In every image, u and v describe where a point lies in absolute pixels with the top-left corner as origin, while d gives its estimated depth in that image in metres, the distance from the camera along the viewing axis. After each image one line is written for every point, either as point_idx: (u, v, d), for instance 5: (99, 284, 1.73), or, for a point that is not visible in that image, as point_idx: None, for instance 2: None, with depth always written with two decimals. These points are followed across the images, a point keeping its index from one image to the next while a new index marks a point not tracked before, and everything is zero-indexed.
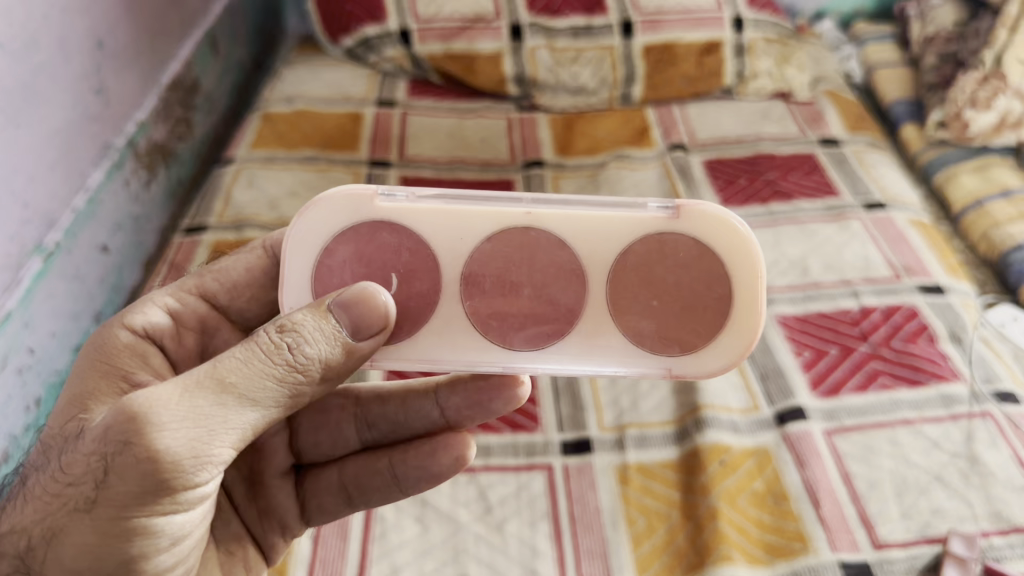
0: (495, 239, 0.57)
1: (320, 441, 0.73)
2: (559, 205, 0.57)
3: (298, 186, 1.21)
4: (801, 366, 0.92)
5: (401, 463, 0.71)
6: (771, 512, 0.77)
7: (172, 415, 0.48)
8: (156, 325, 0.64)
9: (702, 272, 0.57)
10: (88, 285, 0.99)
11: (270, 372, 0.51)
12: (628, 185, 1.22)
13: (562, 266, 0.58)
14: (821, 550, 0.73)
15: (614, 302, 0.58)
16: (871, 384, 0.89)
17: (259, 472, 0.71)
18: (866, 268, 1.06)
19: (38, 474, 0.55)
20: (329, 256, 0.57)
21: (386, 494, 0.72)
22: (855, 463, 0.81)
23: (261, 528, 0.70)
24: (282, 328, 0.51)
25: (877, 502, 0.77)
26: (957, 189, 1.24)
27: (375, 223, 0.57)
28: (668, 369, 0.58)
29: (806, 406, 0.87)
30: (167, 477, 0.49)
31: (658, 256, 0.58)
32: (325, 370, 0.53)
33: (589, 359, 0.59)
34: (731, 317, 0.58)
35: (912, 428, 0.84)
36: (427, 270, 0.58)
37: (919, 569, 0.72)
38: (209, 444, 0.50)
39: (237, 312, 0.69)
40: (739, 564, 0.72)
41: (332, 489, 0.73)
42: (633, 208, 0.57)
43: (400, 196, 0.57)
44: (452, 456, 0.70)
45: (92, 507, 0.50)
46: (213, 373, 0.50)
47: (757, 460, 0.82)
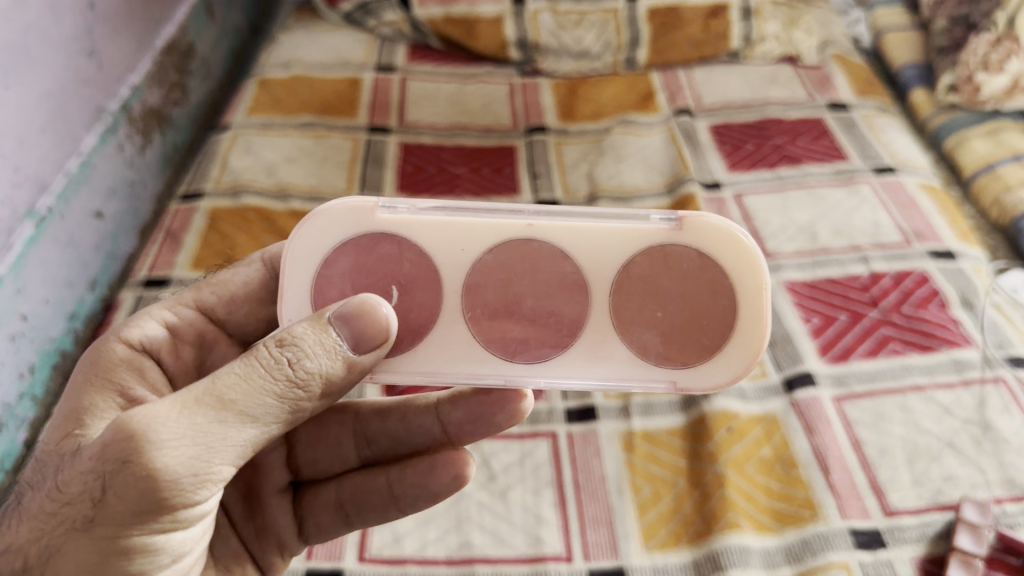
0: (498, 251, 0.55)
1: (318, 458, 0.68)
2: (561, 217, 0.54)
3: (296, 152, 1.18)
4: (810, 332, 0.90)
5: (399, 483, 0.66)
6: (780, 479, 0.76)
7: (172, 432, 0.47)
8: (155, 341, 0.62)
9: (707, 283, 0.55)
10: (83, 251, 0.97)
11: (270, 389, 0.49)
12: (633, 151, 1.20)
13: (565, 277, 0.55)
14: (831, 517, 0.72)
15: (619, 315, 0.55)
16: (881, 350, 0.87)
17: (256, 488, 0.66)
18: (876, 233, 1.04)
19: (35, 490, 0.53)
20: (329, 267, 0.55)
21: (383, 513, 0.67)
22: (866, 429, 0.79)
23: (260, 548, 0.66)
24: (282, 342, 0.49)
25: (888, 469, 0.76)
26: (968, 154, 1.21)
27: (375, 234, 0.55)
28: (673, 383, 0.55)
29: (815, 372, 0.85)
30: (165, 495, 0.47)
31: (661, 268, 0.55)
32: (326, 385, 0.51)
33: (594, 370, 0.55)
34: (736, 328, 0.55)
35: (924, 394, 0.82)
36: (429, 282, 0.55)
37: (930, 536, 0.71)
38: (208, 461, 0.48)
39: (236, 325, 0.67)
40: (747, 532, 0.71)
41: (331, 506, 0.68)
42: (636, 220, 0.55)
43: (400, 209, 0.55)
44: (452, 474, 0.64)
45: (89, 525, 0.48)
46: (212, 390, 0.48)
47: (765, 427, 0.80)
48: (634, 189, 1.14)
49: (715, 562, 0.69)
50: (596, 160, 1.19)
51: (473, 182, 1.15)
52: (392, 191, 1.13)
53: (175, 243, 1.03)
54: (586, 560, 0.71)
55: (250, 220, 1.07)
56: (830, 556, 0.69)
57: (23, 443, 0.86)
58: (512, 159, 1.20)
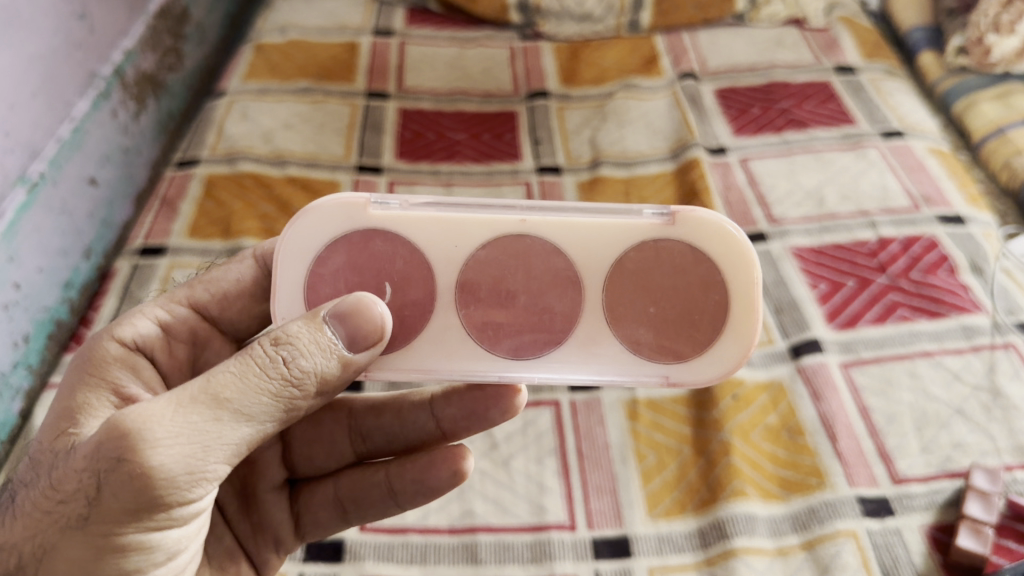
0: (491, 246, 0.53)
1: (314, 455, 0.66)
2: (554, 212, 0.53)
3: (292, 118, 1.16)
4: (817, 298, 0.88)
5: (398, 477, 0.64)
6: (785, 446, 0.75)
7: (167, 431, 0.45)
8: (147, 338, 0.61)
9: (700, 277, 0.53)
10: (77, 219, 0.95)
11: (265, 387, 0.47)
12: (637, 116, 1.17)
13: (558, 273, 0.53)
14: (838, 485, 0.71)
15: (611, 309, 0.54)
16: (889, 316, 0.86)
17: (252, 485, 0.65)
18: (884, 198, 1.02)
19: (27, 487, 0.51)
20: (321, 265, 0.53)
21: (381, 509, 0.65)
22: (873, 396, 0.78)
23: (255, 544, 0.64)
24: (277, 341, 0.48)
25: (896, 436, 0.75)
26: (977, 117, 1.18)
27: (368, 231, 0.53)
28: (664, 378, 0.54)
29: (822, 339, 0.83)
30: (161, 493, 0.46)
31: (654, 262, 0.53)
32: (322, 385, 0.50)
33: (587, 366, 0.54)
34: (728, 323, 0.53)
35: (932, 360, 0.81)
36: (422, 279, 0.53)
37: (939, 503, 0.70)
38: (203, 460, 0.47)
39: (229, 323, 0.65)
40: (753, 499, 0.70)
41: (328, 502, 0.66)
42: (629, 214, 0.53)
43: (393, 205, 0.53)
44: (451, 469, 0.62)
45: (84, 523, 0.47)
46: (207, 388, 0.47)
47: (771, 394, 0.79)
48: (638, 155, 1.11)
49: (721, 530, 0.68)
50: (599, 126, 1.17)
51: (474, 149, 1.13)
52: (391, 158, 1.11)
53: (171, 211, 1.01)
54: (590, 529, 0.70)
55: (246, 187, 1.05)
56: (837, 524, 0.68)
57: (18, 415, 0.83)
58: (513, 125, 1.18)
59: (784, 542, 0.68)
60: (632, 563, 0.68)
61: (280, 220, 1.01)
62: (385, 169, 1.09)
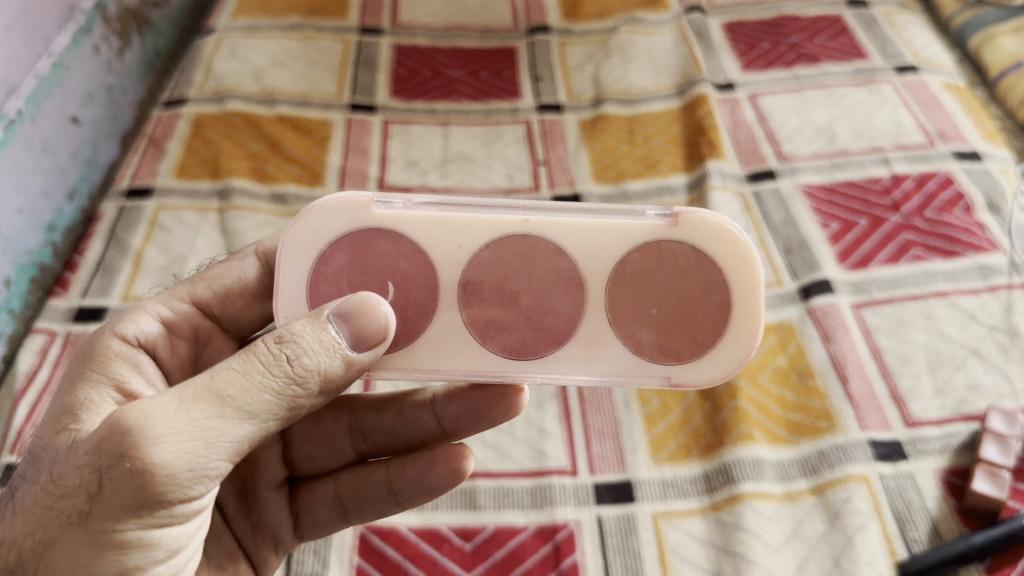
0: (495, 246, 0.49)
1: (316, 454, 0.62)
2: (558, 213, 0.49)
3: (283, 55, 1.11)
4: (828, 237, 0.85)
5: (399, 476, 0.59)
6: (795, 389, 0.72)
7: (169, 427, 0.42)
8: (151, 336, 0.57)
9: (702, 280, 0.49)
10: (59, 159, 0.90)
11: (268, 385, 0.44)
12: (641, 51, 1.13)
13: (562, 275, 0.49)
14: (849, 428, 0.68)
15: (615, 311, 0.49)
16: (903, 256, 0.82)
17: (251, 483, 0.60)
18: (897, 134, 0.98)
19: (25, 482, 0.48)
20: (324, 265, 0.49)
21: (382, 508, 0.61)
22: (886, 337, 0.75)
23: (255, 544, 0.60)
24: (280, 339, 0.45)
25: (909, 378, 0.72)
26: (995, 52, 1.13)
27: (371, 230, 0.49)
28: (667, 378, 0.50)
29: (833, 279, 0.81)
30: (163, 489, 0.43)
31: (657, 263, 0.49)
32: (328, 385, 0.46)
33: (594, 366, 0.50)
34: (730, 324, 0.50)
35: (947, 300, 0.78)
36: (426, 280, 0.49)
37: (954, 447, 0.68)
38: (206, 458, 0.44)
39: (230, 321, 0.62)
40: (760, 444, 0.68)
41: (328, 502, 0.62)
42: (630, 215, 0.49)
43: (396, 204, 0.49)
44: (451, 468, 0.58)
45: (84, 519, 0.44)
46: (210, 385, 0.44)
47: (780, 336, 0.76)
48: (643, 91, 1.07)
49: (726, 475, 0.66)
50: (602, 62, 1.12)
51: (471, 86, 1.08)
52: (385, 96, 1.07)
53: (158, 151, 0.98)
54: (592, 475, 0.68)
55: (236, 126, 1.01)
56: (848, 469, 0.66)
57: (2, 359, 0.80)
58: (513, 62, 1.13)
59: (793, 487, 0.66)
60: (635, 508, 0.66)
61: (269, 159, 0.97)
62: (378, 107, 1.05)
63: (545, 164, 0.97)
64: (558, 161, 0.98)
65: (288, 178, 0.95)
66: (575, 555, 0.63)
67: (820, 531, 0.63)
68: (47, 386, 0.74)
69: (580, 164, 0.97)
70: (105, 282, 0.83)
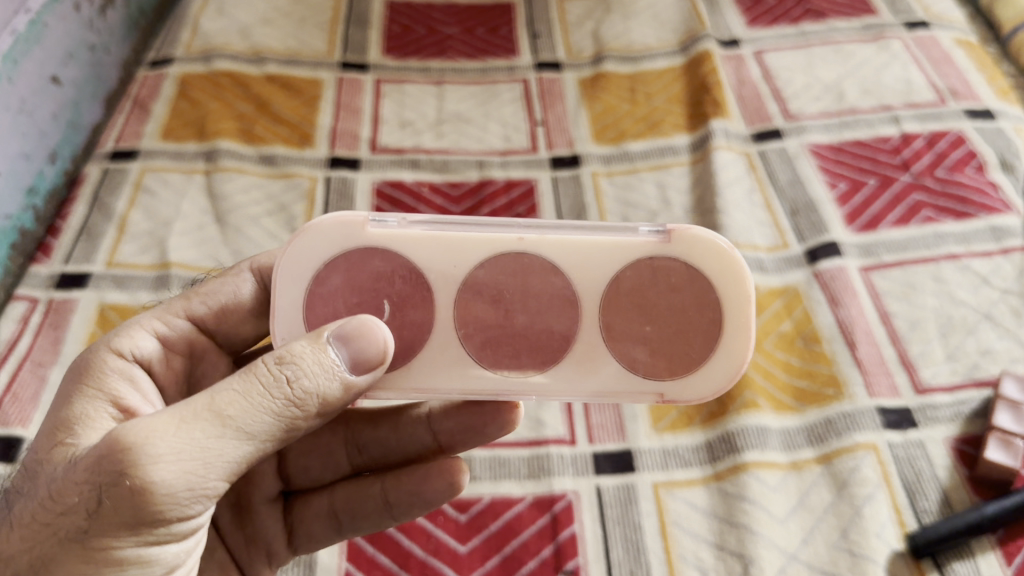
0: (490, 266, 0.45)
1: (311, 466, 0.60)
2: (553, 229, 0.45)
3: (271, 13, 1.07)
4: (836, 198, 0.82)
5: (394, 489, 0.57)
6: (801, 355, 0.70)
7: (168, 447, 0.40)
8: (148, 353, 0.54)
9: (694, 296, 0.46)
10: (39, 120, 0.85)
11: (267, 407, 0.42)
12: (643, 6, 1.08)
13: (557, 293, 0.46)
14: (857, 396, 0.66)
15: (609, 327, 0.46)
16: (913, 218, 0.80)
17: (245, 496, 0.58)
18: (908, 91, 0.94)
19: (19, 499, 0.44)
20: (318, 286, 0.46)
21: (377, 521, 0.58)
22: (895, 301, 0.73)
23: (248, 557, 0.57)
24: (281, 359, 0.42)
25: (919, 343, 0.70)
26: (1009, 6, 1.09)
27: (367, 249, 0.45)
28: (660, 395, 0.47)
29: (841, 241, 0.78)
30: (163, 507, 0.40)
31: (650, 280, 0.46)
32: (327, 408, 0.44)
33: (595, 384, 0.46)
34: (720, 340, 0.46)
35: (959, 263, 0.75)
36: (420, 300, 0.46)
37: (966, 415, 0.65)
38: (205, 478, 0.41)
39: (226, 336, 0.59)
40: (765, 412, 0.66)
41: (323, 515, 0.59)
42: (624, 232, 0.45)
43: (391, 222, 0.45)
44: (447, 481, 0.55)
45: (81, 538, 0.40)
46: (210, 404, 0.41)
47: (786, 301, 0.74)
48: (645, 48, 1.03)
49: (729, 444, 0.64)
50: (603, 18, 1.08)
51: (466, 43, 1.04)
52: (377, 54, 1.03)
53: (143, 112, 0.94)
54: (591, 444, 0.66)
55: (223, 87, 0.97)
56: (856, 437, 0.64)
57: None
58: (510, 18, 1.08)
59: (799, 456, 0.64)
60: (636, 478, 0.64)
61: (258, 120, 0.93)
62: (370, 66, 1.01)
63: (543, 124, 0.94)
64: (556, 121, 0.94)
65: (277, 138, 0.91)
66: (573, 526, 0.61)
67: (826, 501, 0.61)
68: (26, 354, 0.70)
69: (580, 124, 0.94)
70: (88, 248, 0.80)
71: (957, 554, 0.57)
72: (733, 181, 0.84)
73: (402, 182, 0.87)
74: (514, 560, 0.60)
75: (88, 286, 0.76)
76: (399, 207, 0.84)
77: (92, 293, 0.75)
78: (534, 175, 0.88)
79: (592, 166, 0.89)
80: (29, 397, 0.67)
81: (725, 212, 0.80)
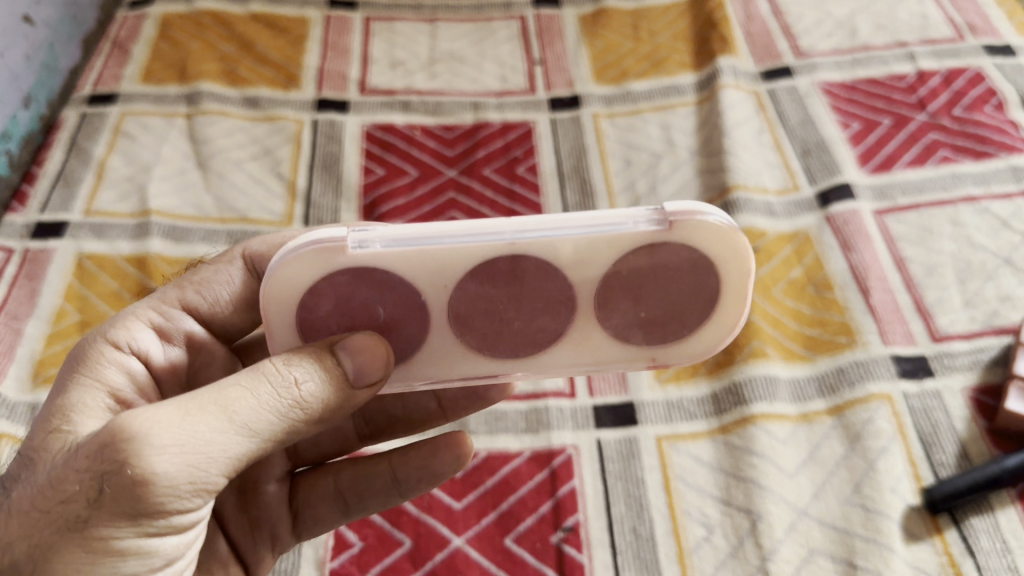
0: (481, 275, 0.39)
1: (320, 440, 0.56)
2: (545, 229, 0.38)
3: None
4: (849, 139, 0.78)
5: (402, 465, 0.51)
6: (811, 303, 0.67)
7: (171, 438, 0.36)
8: (146, 346, 0.48)
9: (692, 279, 0.40)
10: (11, 61, 0.80)
11: (271, 406, 0.38)
12: None
13: (555, 301, 0.41)
14: (871, 344, 0.63)
15: (606, 316, 0.42)
16: (929, 158, 0.76)
17: (251, 477, 0.52)
18: (923, 27, 0.89)
19: (15, 487, 0.41)
20: (309, 312, 0.40)
21: (384, 499, 0.52)
22: (911, 247, 0.70)
23: (252, 544, 0.51)
24: (289, 358, 0.39)
25: (936, 290, 0.67)
26: None
27: (356, 277, 0.38)
28: (651, 360, 0.44)
29: (854, 183, 0.74)
30: (163, 500, 0.37)
31: (649, 274, 0.40)
32: (332, 411, 0.40)
33: (589, 359, 0.44)
34: (715, 311, 0.42)
35: (978, 206, 0.72)
36: (415, 318, 0.41)
37: (984, 363, 0.62)
38: (206, 474, 0.37)
39: (221, 325, 0.53)
40: (774, 361, 0.63)
41: (329, 497, 0.53)
42: (621, 225, 0.38)
43: (375, 245, 0.38)
44: (454, 452, 0.51)
45: (79, 527, 0.37)
46: (215, 397, 0.37)
47: (796, 247, 0.71)
48: None
49: (737, 395, 0.62)
50: None
51: None
52: None
53: (123, 55, 0.90)
54: (591, 397, 0.63)
55: (205, 27, 0.92)
56: (869, 387, 0.61)
57: None
58: None
59: (809, 408, 0.61)
60: (638, 431, 0.61)
61: (241, 61, 0.89)
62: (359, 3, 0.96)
63: (542, 64, 0.89)
64: (554, 60, 0.89)
65: (261, 80, 0.87)
66: (573, 482, 0.59)
67: (838, 455, 0.58)
68: (1, 305, 0.67)
69: (580, 63, 0.89)
70: (65, 195, 0.76)
71: (974, 509, 0.55)
72: (741, 122, 0.80)
73: (392, 125, 0.83)
74: (511, 517, 0.57)
75: (66, 236, 0.73)
76: (390, 151, 0.80)
77: (69, 243, 0.72)
78: (531, 117, 0.84)
79: (593, 107, 0.85)
80: (5, 351, 0.65)
81: (733, 154, 0.77)
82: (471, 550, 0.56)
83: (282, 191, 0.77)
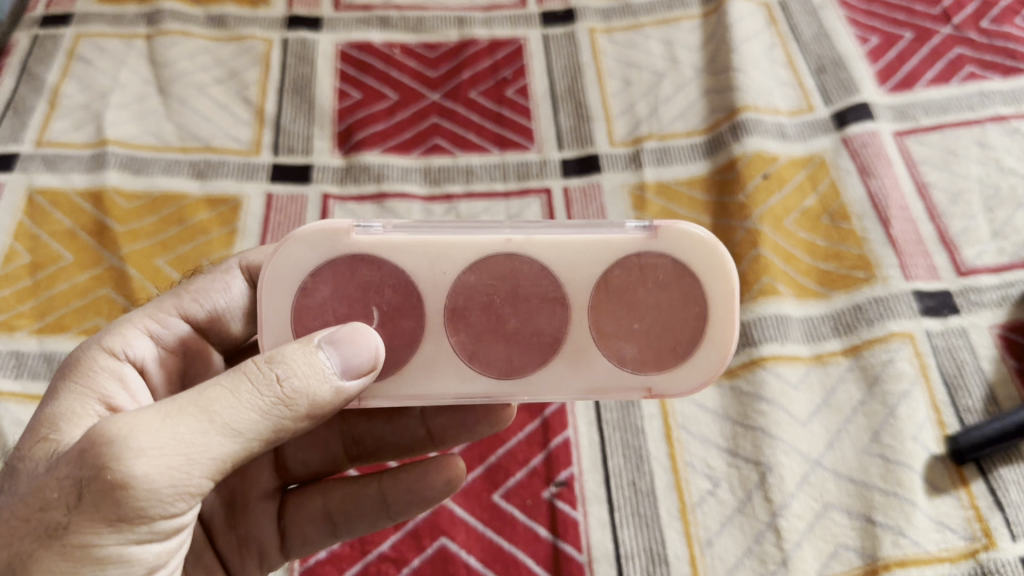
0: (479, 273, 0.35)
1: (309, 458, 0.50)
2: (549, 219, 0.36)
3: None
4: (867, 54, 0.72)
5: (391, 487, 0.47)
6: (827, 235, 0.62)
7: (153, 441, 0.31)
8: (143, 355, 0.43)
9: (679, 286, 0.36)
10: None
11: (254, 404, 0.33)
12: None
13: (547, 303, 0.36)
14: (891, 279, 0.59)
15: (599, 324, 0.36)
16: (954, 74, 0.70)
17: (240, 491, 0.48)
18: None
19: None
20: (306, 299, 0.36)
21: (372, 521, 0.48)
22: (934, 172, 0.64)
23: (239, 562, 0.47)
24: (273, 357, 0.33)
25: (961, 219, 0.62)
26: None
27: (354, 256, 0.35)
28: (648, 390, 0.37)
29: (873, 102, 0.68)
30: (143, 506, 0.32)
31: (637, 279, 0.36)
32: (325, 409, 0.35)
33: (593, 382, 0.37)
34: (708, 330, 0.36)
35: (1007, 126, 0.66)
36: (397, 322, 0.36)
37: (1014, 299, 0.57)
38: (190, 479, 0.32)
39: (219, 334, 0.47)
40: (785, 298, 0.59)
41: (317, 516, 0.48)
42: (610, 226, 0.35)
43: (377, 229, 0.35)
44: (445, 478, 0.46)
45: (57, 535, 0.32)
46: (199, 399, 0.33)
47: (810, 172, 0.66)
48: None
49: (745, 336, 0.57)
50: None
51: None
52: None
53: None
54: None
55: None
56: (890, 325, 0.56)
57: None
58: None
59: (823, 348, 0.57)
60: None
61: None
62: None
63: None
64: None
65: None
66: (567, 432, 0.55)
67: (856, 400, 0.54)
68: None
69: None
70: (15, 125, 0.70)
71: (1003, 458, 0.51)
72: (751, 36, 0.74)
73: (370, 43, 0.76)
74: (499, 470, 0.54)
75: (16, 169, 0.67)
76: (367, 73, 0.74)
77: (20, 178, 0.67)
78: (521, 33, 0.77)
79: (588, 22, 0.78)
80: None
81: (741, 72, 0.70)
82: (456, 507, 0.53)
83: (250, 117, 0.71)
